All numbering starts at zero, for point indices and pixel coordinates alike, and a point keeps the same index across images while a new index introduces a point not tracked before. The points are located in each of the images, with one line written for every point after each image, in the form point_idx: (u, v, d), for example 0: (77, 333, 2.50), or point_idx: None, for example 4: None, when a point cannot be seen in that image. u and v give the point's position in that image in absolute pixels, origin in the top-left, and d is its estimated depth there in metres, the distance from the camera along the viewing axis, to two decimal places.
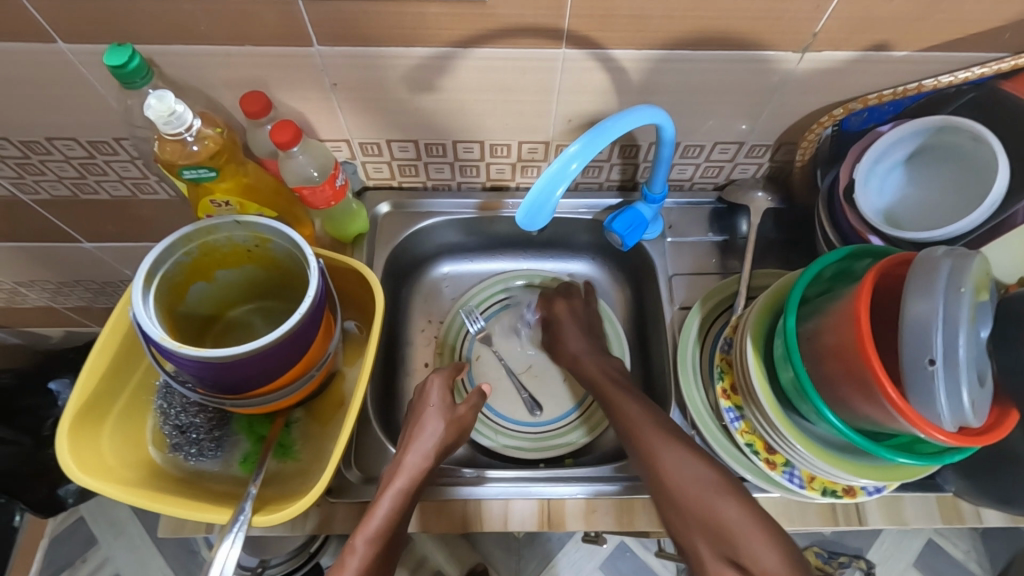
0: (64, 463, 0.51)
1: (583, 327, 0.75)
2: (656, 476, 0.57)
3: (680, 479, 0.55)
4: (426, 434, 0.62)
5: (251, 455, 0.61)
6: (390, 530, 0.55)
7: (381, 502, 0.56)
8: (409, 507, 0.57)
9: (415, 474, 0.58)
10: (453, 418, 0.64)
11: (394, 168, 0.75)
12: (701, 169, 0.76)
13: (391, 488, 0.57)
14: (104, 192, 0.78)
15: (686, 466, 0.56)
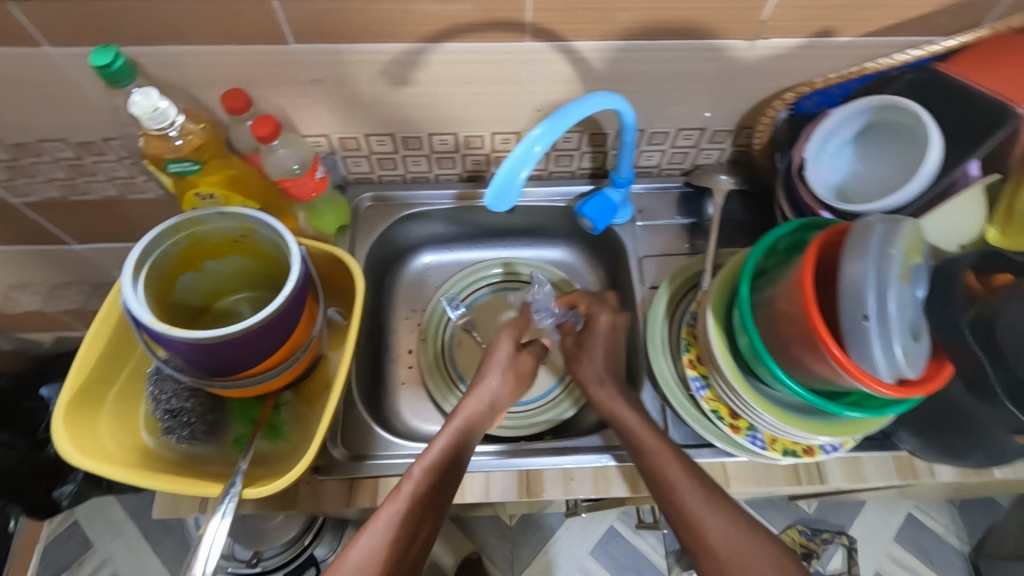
0: (61, 445, 0.53)
1: (613, 345, 0.69)
2: (661, 488, 0.57)
3: (733, 548, 0.51)
4: (489, 385, 0.65)
5: (243, 435, 0.64)
6: (448, 463, 0.57)
7: (438, 440, 0.58)
8: (465, 451, 0.59)
9: (472, 417, 0.61)
10: (515, 369, 0.67)
11: (374, 161, 0.78)
12: (667, 155, 0.79)
13: (448, 428, 0.59)
14: (93, 193, 0.81)
15: (723, 516, 0.53)
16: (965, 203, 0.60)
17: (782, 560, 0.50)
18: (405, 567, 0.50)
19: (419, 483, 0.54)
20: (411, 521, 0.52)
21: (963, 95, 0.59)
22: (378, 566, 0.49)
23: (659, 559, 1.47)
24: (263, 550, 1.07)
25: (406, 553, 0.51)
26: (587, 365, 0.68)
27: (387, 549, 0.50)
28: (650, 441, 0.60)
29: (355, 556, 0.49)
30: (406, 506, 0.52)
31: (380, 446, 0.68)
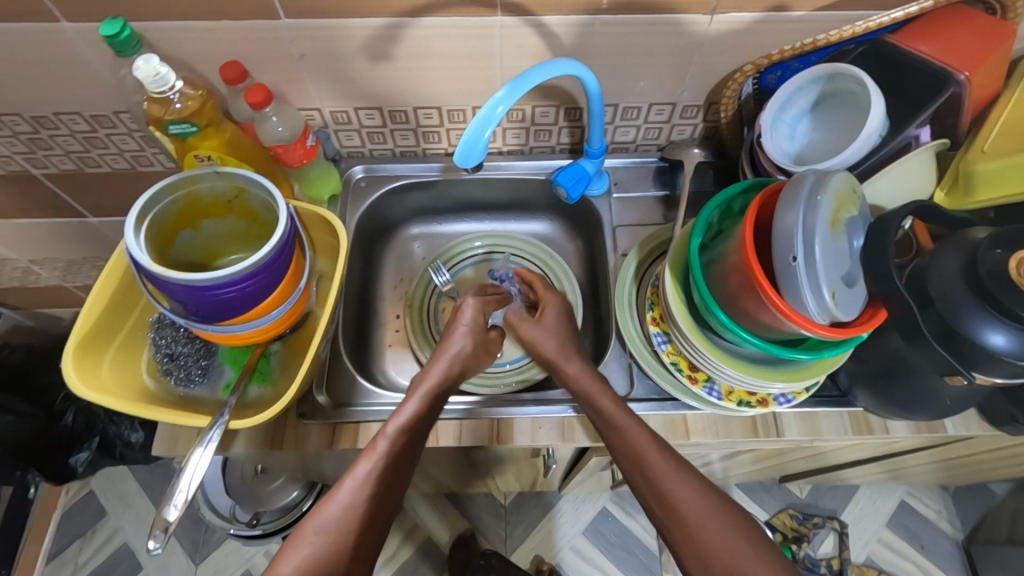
0: (70, 379, 0.59)
1: (567, 323, 0.72)
2: (633, 454, 0.61)
3: (704, 521, 0.56)
4: (454, 351, 0.68)
5: (232, 381, 0.69)
6: (419, 423, 0.61)
7: (410, 402, 0.62)
8: (434, 410, 0.63)
9: (440, 379, 0.65)
10: (483, 342, 0.71)
11: (364, 135, 0.83)
12: (642, 130, 0.83)
13: (418, 392, 0.63)
14: (106, 165, 0.88)
15: (684, 482, 0.58)
16: (912, 166, 0.63)
17: (715, 502, 0.58)
18: (380, 519, 0.55)
19: (393, 441, 0.58)
20: (386, 475, 0.56)
21: (909, 64, 0.63)
22: (354, 517, 0.53)
23: (649, 539, 1.50)
24: (262, 512, 1.15)
25: (381, 506, 0.55)
26: (546, 343, 0.70)
27: (364, 502, 0.54)
28: (623, 419, 0.63)
29: (333, 509, 0.54)
30: (380, 462, 0.57)
31: (362, 395, 0.73)
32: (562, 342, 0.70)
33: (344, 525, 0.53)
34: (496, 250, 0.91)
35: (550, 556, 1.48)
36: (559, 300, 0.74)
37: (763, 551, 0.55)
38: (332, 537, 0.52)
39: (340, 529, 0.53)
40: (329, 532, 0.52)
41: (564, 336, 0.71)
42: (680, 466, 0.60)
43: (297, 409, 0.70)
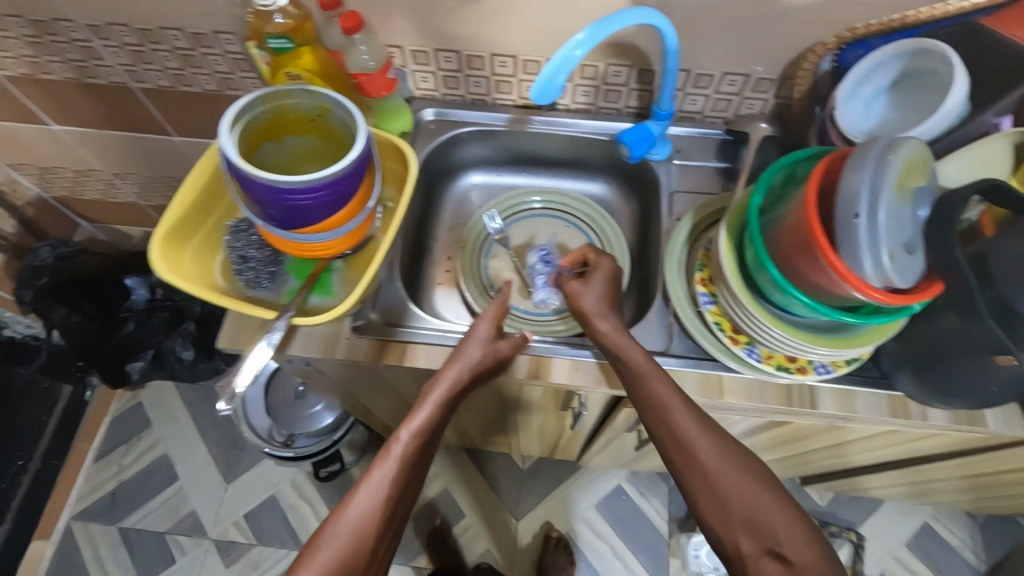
0: (155, 264, 0.64)
1: (614, 288, 0.72)
2: (667, 426, 0.63)
3: (725, 471, 0.60)
4: (470, 356, 0.67)
5: (296, 288, 0.74)
6: (432, 426, 0.65)
7: (425, 405, 0.65)
8: (447, 411, 0.66)
9: (453, 386, 0.66)
10: (492, 352, 0.69)
11: (439, 79, 0.86)
12: (711, 101, 0.84)
13: (432, 398, 0.65)
14: (197, 85, 0.94)
15: (711, 440, 0.61)
16: (980, 153, 0.61)
17: (738, 457, 0.61)
18: (392, 520, 0.61)
19: (408, 444, 0.63)
20: (399, 478, 0.61)
21: (1000, 49, 0.63)
22: (371, 522, 0.59)
23: (659, 522, 1.51)
24: (297, 435, 1.23)
25: (395, 509, 0.61)
26: (588, 297, 0.70)
27: (379, 507, 0.60)
28: (653, 380, 0.64)
29: (352, 515, 0.59)
30: (395, 466, 0.62)
31: (412, 318, 0.77)
32: (599, 291, 0.71)
33: (359, 532, 0.58)
34: (551, 208, 0.93)
35: (559, 524, 1.52)
36: (614, 270, 0.72)
37: (781, 500, 0.59)
38: (349, 540, 0.58)
39: (355, 532, 0.58)
40: (343, 538, 0.58)
41: (608, 298, 0.70)
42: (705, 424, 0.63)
43: (351, 321, 0.75)
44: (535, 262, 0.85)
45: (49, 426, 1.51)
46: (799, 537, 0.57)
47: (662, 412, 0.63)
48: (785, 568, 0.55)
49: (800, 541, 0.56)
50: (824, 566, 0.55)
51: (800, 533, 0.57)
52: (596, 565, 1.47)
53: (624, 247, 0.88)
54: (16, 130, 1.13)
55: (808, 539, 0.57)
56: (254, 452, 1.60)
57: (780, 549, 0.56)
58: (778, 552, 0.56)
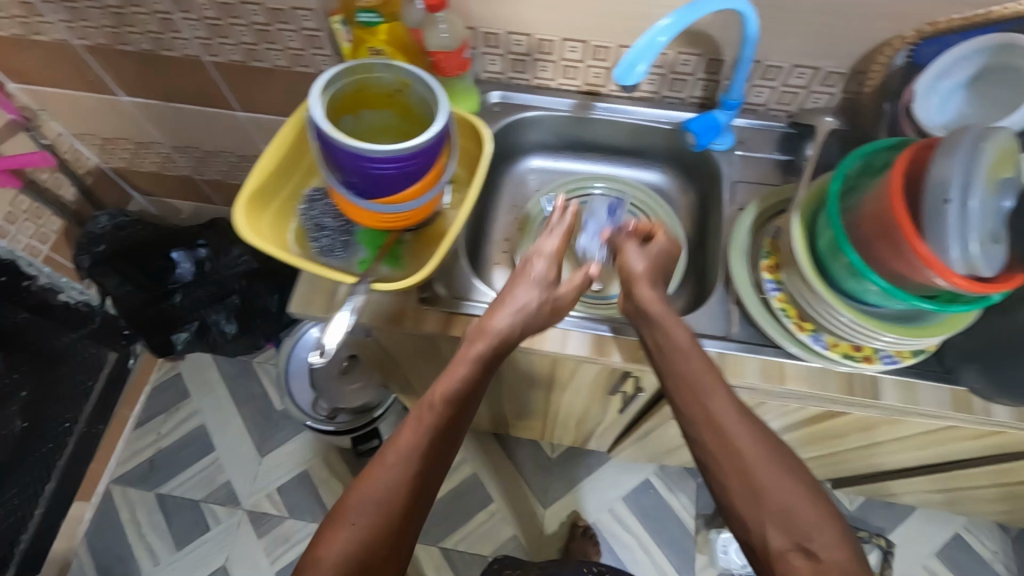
0: (239, 227, 0.67)
1: (666, 257, 0.75)
2: (704, 409, 0.64)
3: (757, 459, 0.62)
4: (519, 302, 0.70)
5: (368, 259, 0.76)
6: (465, 394, 0.67)
7: (459, 371, 0.68)
8: (483, 380, 0.69)
9: (492, 349, 0.69)
10: (550, 299, 0.71)
11: (507, 62, 0.88)
12: (776, 93, 0.85)
13: (467, 362, 0.68)
14: (268, 61, 0.97)
15: (746, 427, 0.63)
16: None
17: (769, 446, 0.63)
18: (422, 487, 0.64)
19: (441, 412, 0.66)
20: (431, 445, 0.65)
21: None
22: (404, 483, 0.63)
23: (686, 518, 1.52)
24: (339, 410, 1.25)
25: (427, 474, 0.64)
26: (630, 256, 0.74)
27: (413, 470, 0.64)
28: (687, 362, 0.66)
29: (386, 478, 0.63)
30: (429, 433, 0.65)
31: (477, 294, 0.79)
32: (656, 280, 0.73)
33: (392, 494, 0.62)
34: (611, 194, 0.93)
35: (584, 513, 1.53)
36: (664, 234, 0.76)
37: (811, 494, 0.60)
38: (383, 501, 0.62)
39: (388, 494, 0.62)
40: (377, 499, 0.62)
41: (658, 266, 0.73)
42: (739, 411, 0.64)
43: (419, 294, 0.78)
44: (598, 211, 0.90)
45: (95, 390, 1.52)
46: (830, 534, 0.58)
47: (700, 394, 0.65)
48: (812, 563, 0.57)
49: (829, 538, 0.58)
50: (852, 564, 0.57)
51: (831, 530, 0.58)
52: (622, 557, 1.48)
53: (680, 235, 0.89)
54: (85, 99, 1.17)
55: (835, 531, 0.59)
56: (288, 427, 1.63)
57: (807, 543, 0.58)
58: (806, 547, 0.58)
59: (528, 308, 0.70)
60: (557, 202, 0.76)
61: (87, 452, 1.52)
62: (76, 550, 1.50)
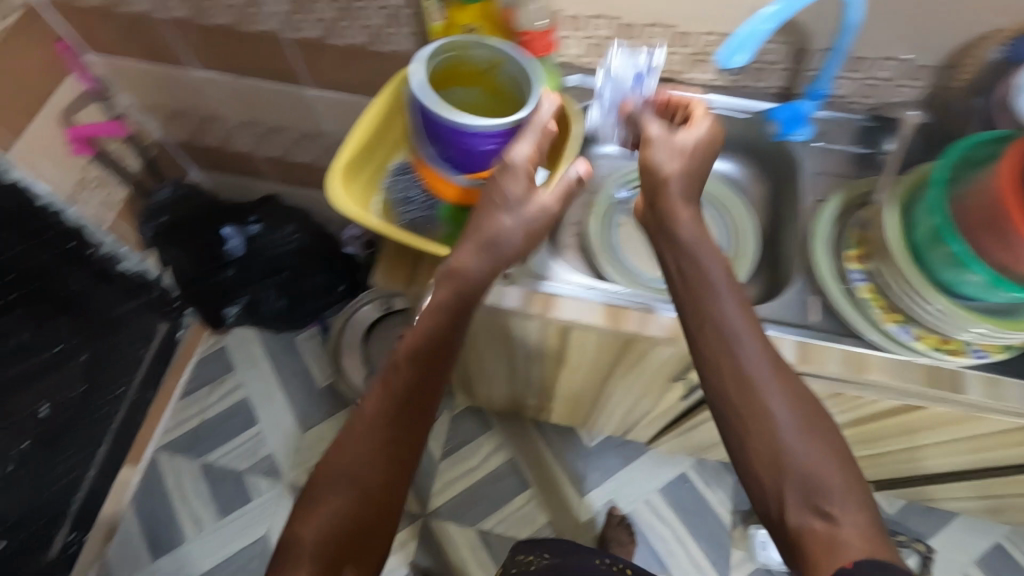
0: (337, 197, 0.69)
1: (692, 161, 0.71)
2: (717, 379, 0.66)
3: (768, 426, 0.62)
4: (495, 232, 0.68)
5: (451, 234, 0.78)
6: (426, 347, 0.69)
7: (420, 327, 0.70)
8: (447, 330, 0.69)
9: (450, 300, 0.69)
10: (529, 221, 0.68)
11: (587, 46, 0.88)
12: (859, 85, 0.84)
13: (428, 313, 0.70)
14: (347, 38, 0.98)
15: (770, 392, 0.63)
16: None
17: (790, 409, 0.62)
18: (402, 441, 0.66)
19: (406, 367, 0.68)
20: (397, 401, 0.67)
21: None
22: (377, 441, 0.65)
23: (723, 513, 1.52)
24: None
25: (399, 428, 0.66)
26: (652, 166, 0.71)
27: (383, 426, 0.66)
28: (698, 332, 0.67)
29: (356, 437, 0.66)
30: (397, 389, 0.67)
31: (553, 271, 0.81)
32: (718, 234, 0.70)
33: (366, 452, 0.65)
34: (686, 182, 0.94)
35: (622, 503, 1.54)
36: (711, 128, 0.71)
37: (828, 456, 0.60)
38: (363, 457, 0.64)
39: (365, 453, 0.65)
40: (350, 457, 0.64)
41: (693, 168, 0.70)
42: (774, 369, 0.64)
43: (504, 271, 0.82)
44: (625, 77, 0.82)
45: (147, 357, 1.57)
46: (851, 502, 0.57)
47: (731, 344, 0.65)
48: (831, 523, 0.56)
49: (851, 500, 0.57)
50: (873, 529, 0.56)
51: (854, 493, 0.58)
52: (657, 548, 1.49)
53: (752, 227, 0.90)
54: (158, 71, 1.20)
55: (859, 496, 0.58)
56: (331, 404, 1.66)
57: (826, 507, 0.57)
58: (824, 509, 0.57)
59: (498, 239, 0.68)
60: (546, 103, 0.68)
61: (138, 417, 1.56)
62: (124, 512, 1.54)
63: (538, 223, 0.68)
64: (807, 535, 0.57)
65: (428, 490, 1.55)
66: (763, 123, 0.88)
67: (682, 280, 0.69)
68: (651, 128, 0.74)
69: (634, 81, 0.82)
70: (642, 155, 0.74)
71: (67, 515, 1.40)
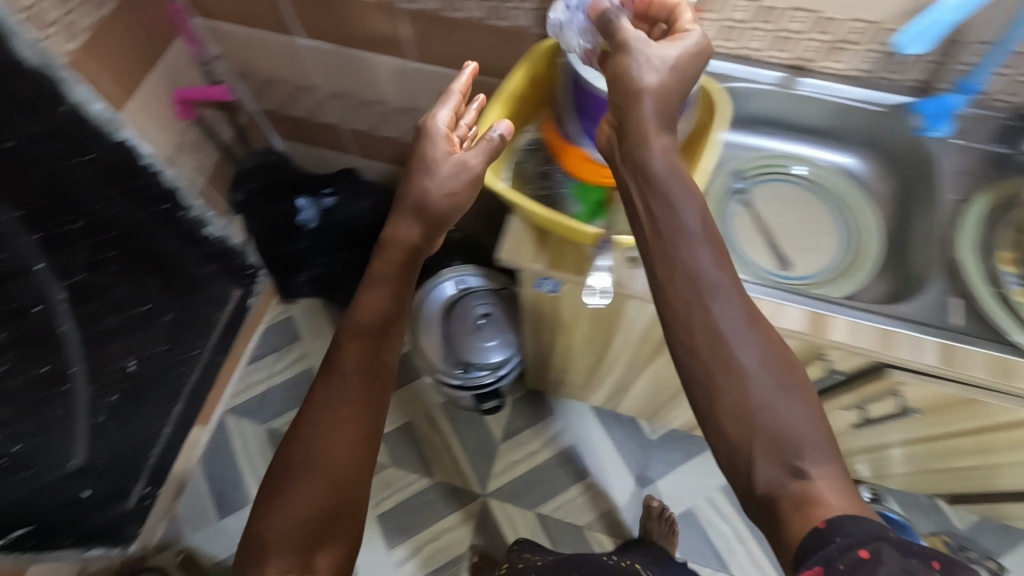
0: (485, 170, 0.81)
1: (677, 82, 0.64)
2: (688, 329, 0.61)
3: (740, 383, 0.58)
4: (428, 190, 0.79)
5: (583, 214, 0.84)
6: (375, 315, 0.78)
7: (367, 299, 0.79)
8: (393, 297, 0.80)
9: (391, 266, 0.80)
10: (461, 172, 0.78)
11: (718, 29, 0.85)
12: (1007, 83, 0.80)
13: (373, 283, 0.80)
14: (465, 12, 0.98)
15: (754, 347, 0.59)
16: None
17: (762, 363, 0.59)
18: (366, 407, 0.74)
19: (360, 334, 0.77)
20: (356, 369, 0.75)
21: None
22: (340, 410, 0.72)
23: None
24: (471, 365, 1.28)
25: (363, 396, 0.74)
26: (628, 76, 0.63)
27: (345, 395, 0.73)
28: (677, 280, 0.62)
29: (319, 408, 0.73)
30: (353, 360, 0.75)
31: None
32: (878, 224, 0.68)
33: (328, 423, 0.71)
34: (806, 177, 0.93)
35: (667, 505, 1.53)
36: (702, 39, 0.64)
37: (801, 410, 0.57)
38: (326, 427, 0.71)
39: (328, 422, 0.71)
40: (317, 429, 0.71)
41: (670, 84, 0.63)
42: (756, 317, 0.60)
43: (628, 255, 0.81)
44: None
45: (220, 321, 1.58)
46: (828, 460, 0.55)
47: (705, 293, 0.61)
48: (803, 480, 0.54)
49: (823, 457, 0.55)
50: (849, 489, 0.54)
51: (825, 450, 0.55)
52: (716, 545, 1.48)
53: (875, 224, 0.89)
54: (262, 37, 1.21)
55: (832, 453, 0.56)
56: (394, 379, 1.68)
57: (801, 465, 0.55)
58: (801, 467, 0.55)
59: (432, 193, 0.78)
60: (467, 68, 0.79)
61: (211, 378, 1.60)
62: (191, 470, 1.59)
63: (463, 177, 0.78)
64: (782, 495, 0.55)
65: (486, 472, 1.56)
66: (904, 115, 0.86)
67: (650, 217, 0.64)
68: (630, 32, 0.65)
69: None
70: (616, 62, 0.65)
71: (143, 469, 1.44)
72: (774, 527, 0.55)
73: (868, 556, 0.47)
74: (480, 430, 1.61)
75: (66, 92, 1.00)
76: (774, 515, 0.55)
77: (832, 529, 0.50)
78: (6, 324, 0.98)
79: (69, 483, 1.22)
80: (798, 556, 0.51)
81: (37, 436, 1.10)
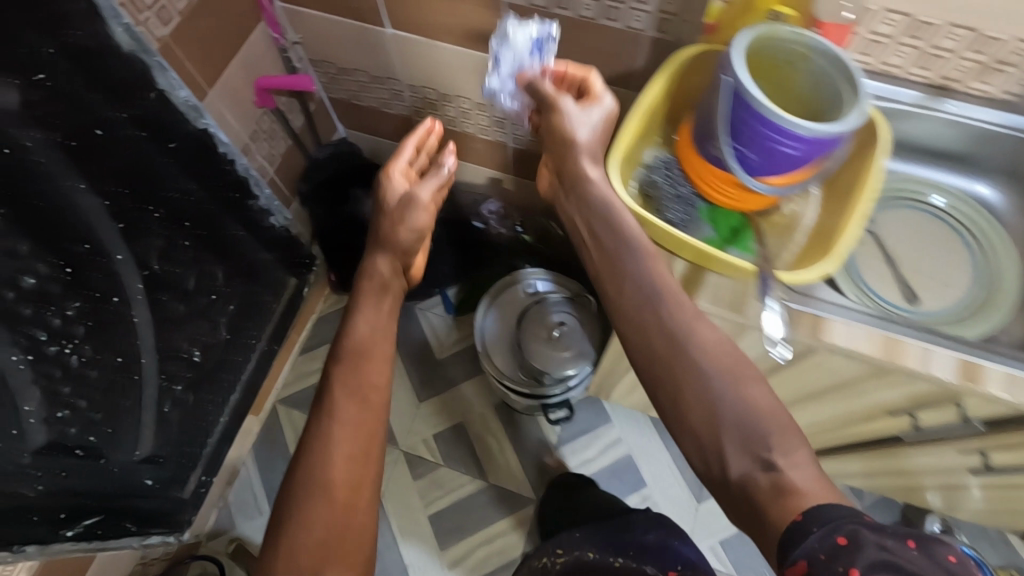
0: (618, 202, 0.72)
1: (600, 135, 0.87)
2: (643, 344, 0.74)
3: (691, 386, 0.69)
4: (408, 224, 1.02)
5: (717, 239, 0.77)
6: (360, 338, 0.92)
7: (359, 324, 0.94)
8: (376, 319, 0.95)
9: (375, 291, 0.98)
10: (412, 201, 1.02)
11: (859, 43, 0.79)
12: None
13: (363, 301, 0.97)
14: (573, 11, 0.93)
15: (700, 353, 0.70)
16: None
17: (710, 362, 0.69)
18: (360, 432, 0.84)
19: (357, 347, 0.91)
20: (346, 392, 0.86)
21: None
22: (339, 431, 0.83)
23: None
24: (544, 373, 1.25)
25: (359, 421, 0.85)
26: (561, 133, 0.87)
27: (341, 419, 0.84)
28: (630, 301, 0.75)
29: (319, 432, 0.84)
30: (345, 385, 0.87)
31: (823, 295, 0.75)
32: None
33: (328, 447, 0.82)
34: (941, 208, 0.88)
35: (699, 539, 1.48)
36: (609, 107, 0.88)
37: (753, 400, 0.68)
38: (328, 449, 0.82)
39: (329, 442, 0.83)
40: (318, 449, 0.82)
41: (599, 135, 0.87)
42: (697, 316, 0.74)
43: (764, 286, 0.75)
44: (520, 49, 0.92)
45: (276, 310, 1.55)
46: (789, 447, 0.64)
47: (653, 300, 0.74)
48: (769, 467, 0.63)
49: (781, 442, 0.64)
50: (814, 471, 0.63)
51: (787, 437, 0.65)
52: None
53: (1014, 260, 0.84)
54: (343, 24, 1.16)
55: (790, 438, 0.65)
56: (448, 376, 1.66)
57: (767, 455, 0.64)
58: (767, 457, 0.64)
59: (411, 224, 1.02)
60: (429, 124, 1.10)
61: (266, 368, 1.58)
62: (244, 458, 1.60)
63: (416, 210, 1.02)
64: (756, 486, 0.64)
65: (540, 478, 1.54)
66: None
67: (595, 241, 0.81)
68: (559, 96, 0.88)
69: (528, 53, 0.93)
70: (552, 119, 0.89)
71: (199, 458, 1.42)
72: (757, 515, 0.63)
73: (846, 542, 0.53)
74: (535, 433, 1.59)
75: (155, 79, 0.97)
76: (755, 505, 0.63)
77: (809, 520, 0.57)
78: (86, 315, 0.97)
79: (134, 473, 1.21)
80: (781, 544, 0.58)
81: (109, 427, 1.09)
